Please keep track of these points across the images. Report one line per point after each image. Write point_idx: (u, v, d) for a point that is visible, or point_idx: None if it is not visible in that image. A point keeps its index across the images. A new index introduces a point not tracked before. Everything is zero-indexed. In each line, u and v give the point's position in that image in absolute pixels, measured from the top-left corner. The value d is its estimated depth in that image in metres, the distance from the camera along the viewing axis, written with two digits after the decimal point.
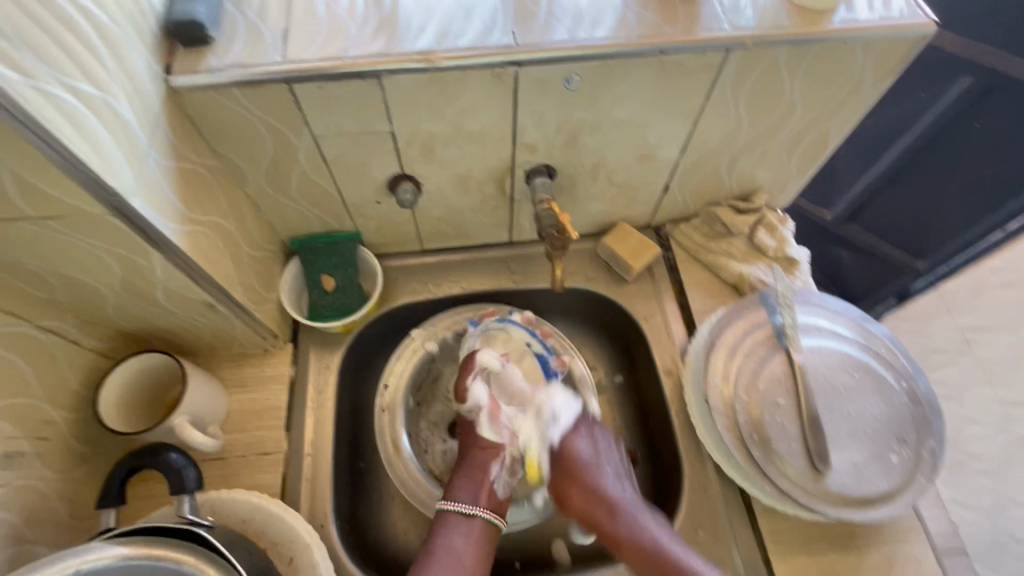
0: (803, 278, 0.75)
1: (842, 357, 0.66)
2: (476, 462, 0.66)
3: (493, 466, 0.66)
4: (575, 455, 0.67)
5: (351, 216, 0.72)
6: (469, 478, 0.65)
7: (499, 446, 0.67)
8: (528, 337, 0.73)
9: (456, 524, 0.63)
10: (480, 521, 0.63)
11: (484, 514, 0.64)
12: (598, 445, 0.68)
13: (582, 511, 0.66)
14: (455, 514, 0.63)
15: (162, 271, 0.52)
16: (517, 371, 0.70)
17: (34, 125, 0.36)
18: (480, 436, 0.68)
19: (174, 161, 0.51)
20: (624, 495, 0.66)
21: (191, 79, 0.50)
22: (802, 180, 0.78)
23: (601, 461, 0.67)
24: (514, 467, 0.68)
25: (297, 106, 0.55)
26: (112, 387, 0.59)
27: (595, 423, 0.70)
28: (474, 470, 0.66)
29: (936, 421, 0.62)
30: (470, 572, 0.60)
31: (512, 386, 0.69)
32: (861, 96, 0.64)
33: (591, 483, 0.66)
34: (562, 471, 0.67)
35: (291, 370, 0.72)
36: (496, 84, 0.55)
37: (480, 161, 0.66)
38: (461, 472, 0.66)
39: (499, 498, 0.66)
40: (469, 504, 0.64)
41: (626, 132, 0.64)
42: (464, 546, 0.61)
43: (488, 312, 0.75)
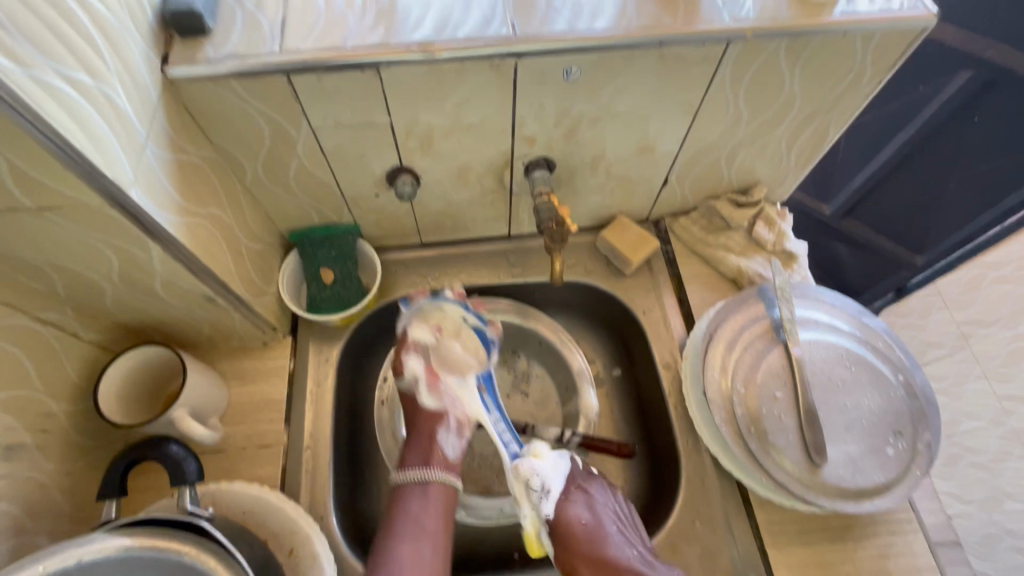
0: (801, 271, 0.76)
1: (839, 351, 0.66)
2: (424, 432, 0.67)
3: (439, 432, 0.67)
4: (571, 523, 0.62)
5: (350, 208, 0.72)
6: (418, 446, 0.67)
7: (442, 413, 0.68)
8: (464, 312, 0.72)
9: (412, 490, 0.63)
10: (435, 484, 0.64)
11: (440, 475, 0.64)
12: (593, 506, 0.64)
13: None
14: (409, 482, 0.64)
15: (160, 263, 0.52)
16: (454, 344, 0.71)
17: (30, 115, 0.36)
18: (423, 405, 0.69)
19: (171, 152, 0.51)
20: (637, 558, 0.60)
21: (188, 70, 0.50)
22: (801, 174, 0.78)
23: (599, 522, 0.62)
24: (460, 431, 0.69)
25: (296, 98, 0.54)
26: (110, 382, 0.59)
27: (587, 482, 0.66)
28: (423, 439, 0.67)
29: (933, 414, 0.63)
30: (434, 535, 0.60)
31: (449, 355, 0.70)
32: (860, 89, 0.63)
33: (596, 551, 0.60)
34: (563, 545, 0.62)
35: (290, 363, 0.73)
36: (495, 76, 0.55)
37: (479, 154, 0.65)
38: (410, 442, 0.67)
39: (452, 460, 0.67)
40: (423, 469, 0.64)
41: (626, 124, 0.64)
42: (423, 511, 0.62)
43: (419, 291, 0.73)
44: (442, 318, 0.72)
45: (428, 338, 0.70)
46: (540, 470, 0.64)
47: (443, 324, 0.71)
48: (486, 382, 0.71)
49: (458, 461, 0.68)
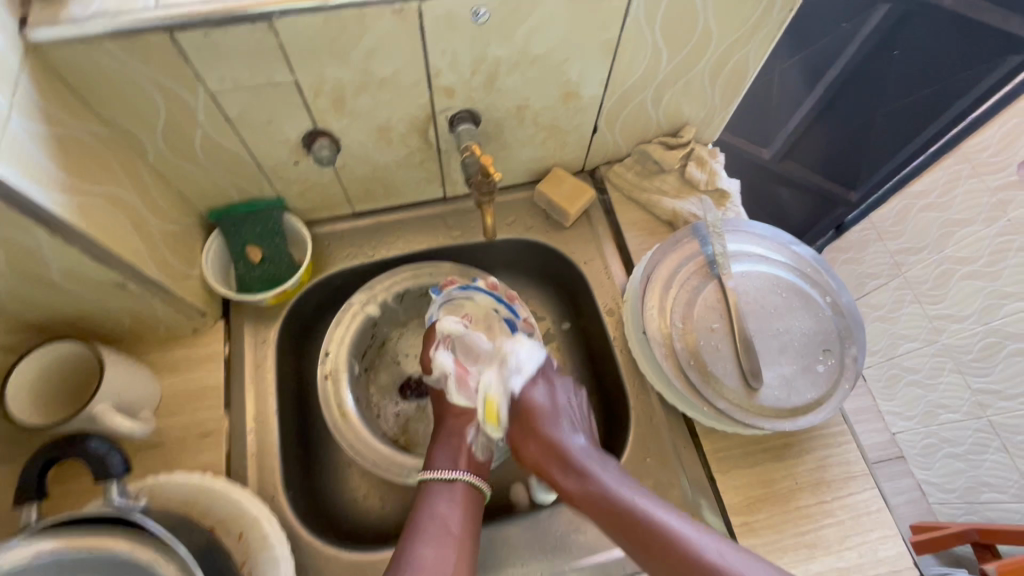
0: (734, 208, 0.77)
1: (771, 279, 0.68)
2: (452, 431, 0.66)
3: (468, 430, 0.66)
4: (533, 402, 0.65)
5: (270, 179, 0.68)
6: (446, 446, 0.65)
7: (473, 411, 0.67)
8: (494, 304, 0.74)
9: (439, 493, 0.61)
10: (463, 485, 0.62)
11: (465, 477, 0.62)
12: (560, 391, 0.67)
13: (546, 469, 0.62)
14: (437, 481, 0.61)
15: (53, 248, 0.48)
16: (482, 337, 0.71)
17: None
18: (452, 404, 0.68)
19: (44, 124, 0.46)
20: (584, 445, 0.62)
21: (53, 32, 0.45)
22: (727, 111, 0.78)
23: (559, 405, 0.65)
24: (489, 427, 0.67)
25: (185, 59, 0.50)
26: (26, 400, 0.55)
27: (553, 372, 0.69)
28: (451, 437, 0.66)
29: (858, 330, 0.66)
30: (458, 539, 0.57)
31: (476, 348, 0.70)
32: (774, 18, 0.64)
33: (547, 433, 0.63)
34: (521, 417, 0.65)
35: (225, 347, 0.69)
36: (400, 22, 0.52)
37: (398, 110, 0.63)
38: (440, 441, 0.66)
39: (479, 459, 0.65)
40: (453, 470, 0.63)
41: (546, 69, 0.63)
42: (450, 514, 0.59)
43: (449, 280, 0.76)
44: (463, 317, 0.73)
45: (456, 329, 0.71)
46: (517, 351, 0.67)
47: (473, 318, 0.73)
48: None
49: (487, 462, 0.67)
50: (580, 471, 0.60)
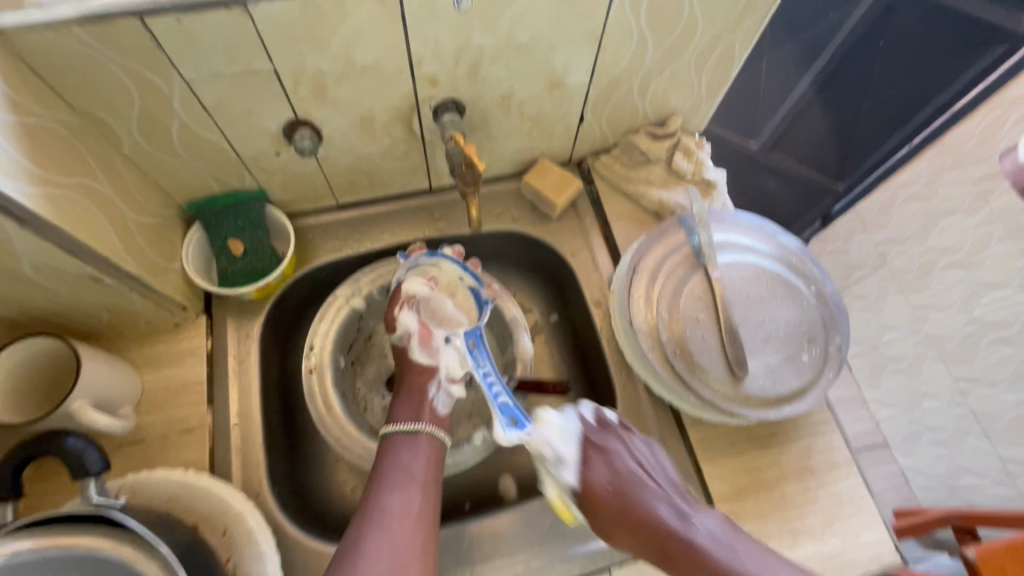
0: (721, 199, 0.77)
1: (756, 270, 0.68)
2: (414, 387, 0.67)
3: (429, 386, 0.66)
4: (603, 480, 0.59)
5: (251, 171, 0.67)
6: (408, 400, 0.65)
7: (434, 368, 0.67)
8: (460, 271, 0.71)
9: (400, 444, 0.62)
10: (425, 438, 0.63)
11: (428, 429, 0.64)
12: (625, 451, 0.61)
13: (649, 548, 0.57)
14: (399, 433, 0.63)
15: (23, 242, 0.47)
16: (448, 301, 0.70)
17: None
18: (414, 360, 0.68)
19: (11, 113, 0.45)
20: (678, 512, 0.58)
21: (19, 17, 0.44)
22: (714, 101, 0.78)
23: (630, 471, 0.59)
24: (451, 383, 0.67)
25: (158, 46, 0.49)
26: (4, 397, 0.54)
27: (607, 428, 0.62)
28: (412, 393, 0.66)
29: (842, 319, 0.66)
30: (422, 483, 0.59)
31: (440, 311, 0.69)
32: (760, 7, 0.64)
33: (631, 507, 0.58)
34: (597, 503, 0.59)
35: (207, 342, 0.68)
36: (381, 8, 0.51)
37: (381, 100, 0.62)
38: (401, 396, 0.66)
39: (442, 414, 0.66)
40: (416, 422, 0.64)
41: (531, 57, 0.62)
42: (413, 461, 0.61)
43: (417, 247, 0.73)
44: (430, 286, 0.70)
45: (422, 291, 0.69)
46: (551, 441, 0.60)
47: (439, 283, 0.71)
48: (476, 339, 0.69)
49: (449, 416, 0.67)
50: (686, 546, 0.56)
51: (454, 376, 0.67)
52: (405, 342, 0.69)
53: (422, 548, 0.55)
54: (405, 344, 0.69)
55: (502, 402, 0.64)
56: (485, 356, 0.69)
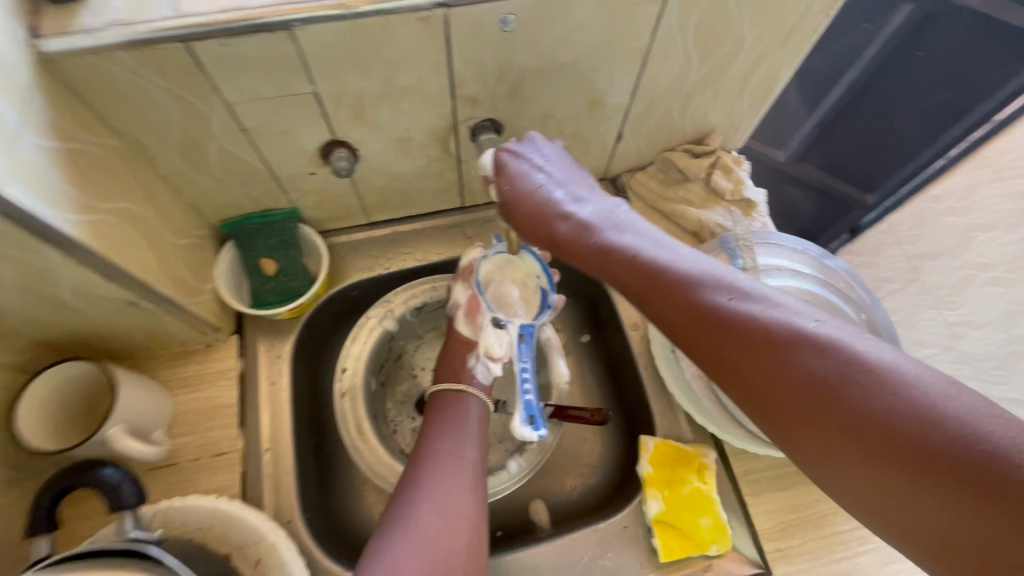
0: (761, 218, 0.75)
1: (803, 295, 0.65)
2: (455, 354, 0.69)
3: (469, 355, 0.68)
4: (621, 253, 0.48)
5: (285, 190, 0.66)
6: (448, 367, 0.69)
7: (473, 341, 0.69)
8: (538, 270, 0.67)
9: (450, 399, 0.65)
10: (472, 399, 0.65)
11: (472, 389, 0.66)
12: (592, 208, 0.53)
13: (712, 357, 0.40)
14: (444, 391, 0.66)
15: (64, 268, 0.46)
16: (515, 289, 0.69)
17: None
18: (457, 331, 0.70)
19: (56, 140, 0.44)
20: (744, 286, 0.41)
21: (65, 44, 0.43)
22: (755, 119, 0.76)
23: (661, 252, 0.46)
24: (491, 359, 0.67)
25: (202, 70, 0.48)
26: (45, 428, 0.54)
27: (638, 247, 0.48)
28: (454, 359, 0.69)
29: (894, 347, 0.63)
30: (468, 433, 0.62)
31: (503, 295, 0.69)
32: (810, 24, 0.61)
33: (673, 294, 0.43)
34: (635, 290, 0.46)
35: (239, 363, 0.67)
36: (425, 30, 0.50)
37: (420, 120, 0.60)
38: (443, 363, 0.70)
39: (483, 382, 0.67)
40: (457, 383, 0.66)
41: (574, 78, 0.60)
42: (461, 414, 0.64)
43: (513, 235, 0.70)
44: (502, 272, 0.69)
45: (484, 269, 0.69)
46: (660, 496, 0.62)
47: (509, 271, 0.69)
48: (529, 334, 0.66)
49: (489, 387, 0.68)
50: (755, 330, 0.38)
51: (492, 354, 0.67)
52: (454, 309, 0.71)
53: (475, 484, 0.58)
54: (454, 312, 0.71)
55: (527, 399, 0.63)
56: (529, 351, 0.66)
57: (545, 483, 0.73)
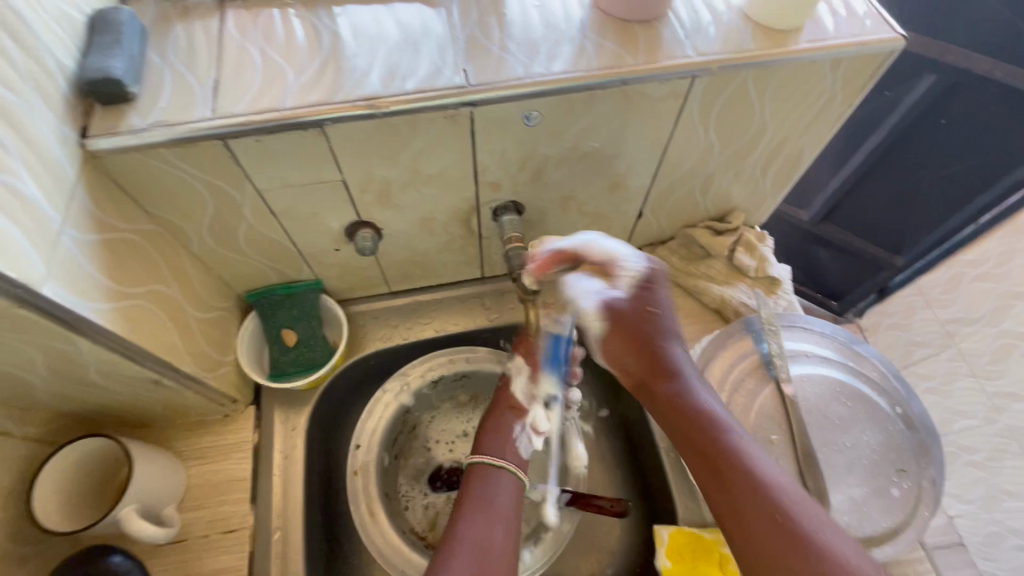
0: (786, 297, 0.73)
1: (832, 385, 0.63)
2: (501, 421, 0.65)
3: (515, 425, 0.65)
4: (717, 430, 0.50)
5: (310, 264, 0.67)
6: (491, 435, 0.64)
7: (525, 410, 0.66)
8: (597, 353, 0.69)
9: (488, 474, 0.59)
10: (510, 476, 0.60)
11: (511, 466, 0.61)
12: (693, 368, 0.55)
13: (765, 557, 0.43)
14: (484, 463, 0.60)
15: (90, 353, 0.47)
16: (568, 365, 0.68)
17: None
18: (511, 395, 0.67)
19: (95, 232, 0.46)
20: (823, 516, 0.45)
21: (111, 142, 0.45)
22: (778, 197, 0.76)
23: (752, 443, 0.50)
24: (535, 433, 0.65)
25: (237, 163, 0.50)
26: (60, 507, 0.54)
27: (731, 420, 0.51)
28: (499, 428, 0.64)
29: (935, 447, 0.60)
30: (506, 518, 0.55)
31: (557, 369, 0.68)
32: (833, 113, 0.62)
33: (757, 492, 0.46)
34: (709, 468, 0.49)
35: (254, 435, 0.67)
36: (451, 126, 0.51)
37: (443, 203, 0.62)
38: (487, 429, 0.65)
39: (523, 456, 0.63)
40: (499, 457, 0.61)
41: (595, 163, 0.61)
42: (497, 494, 0.58)
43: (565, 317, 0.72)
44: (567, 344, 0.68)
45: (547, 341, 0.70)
46: None
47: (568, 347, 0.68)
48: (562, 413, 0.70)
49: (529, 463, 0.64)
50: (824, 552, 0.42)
51: (537, 427, 0.66)
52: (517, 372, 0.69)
53: None
54: (514, 374, 0.69)
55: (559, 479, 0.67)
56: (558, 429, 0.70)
57: (561, 571, 0.70)
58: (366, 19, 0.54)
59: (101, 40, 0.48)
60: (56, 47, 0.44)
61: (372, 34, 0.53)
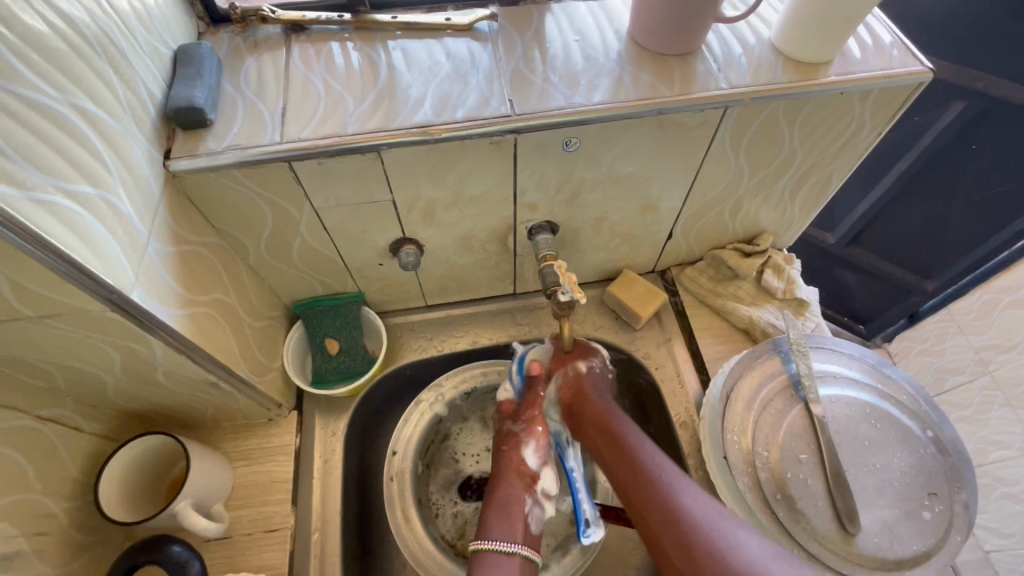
0: (813, 319, 0.74)
1: (861, 407, 0.64)
2: (508, 493, 0.61)
3: (526, 498, 0.61)
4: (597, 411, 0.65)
5: (354, 277, 0.71)
6: (502, 513, 0.59)
7: (535, 476, 0.64)
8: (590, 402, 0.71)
9: (496, 564, 0.54)
10: (518, 559, 0.55)
11: (524, 550, 0.56)
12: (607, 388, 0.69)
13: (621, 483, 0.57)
14: (490, 551, 0.55)
15: (161, 355, 0.51)
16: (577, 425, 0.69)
17: (44, 246, 0.35)
18: (519, 461, 0.64)
19: (171, 244, 0.50)
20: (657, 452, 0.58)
21: (189, 164, 0.50)
22: (805, 221, 0.77)
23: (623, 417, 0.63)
24: (547, 500, 0.63)
25: (299, 183, 0.54)
26: (122, 497, 0.58)
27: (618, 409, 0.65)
28: (509, 503, 0.60)
29: (966, 471, 0.60)
30: None
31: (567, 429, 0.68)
32: (862, 141, 0.63)
33: (615, 441, 0.60)
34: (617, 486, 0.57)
35: (297, 439, 0.71)
36: (495, 150, 0.55)
37: (482, 222, 0.65)
38: (496, 505, 0.60)
39: (535, 533, 0.59)
40: (510, 543, 0.56)
41: (629, 187, 0.64)
42: None
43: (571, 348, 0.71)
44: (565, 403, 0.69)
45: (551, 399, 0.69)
46: None
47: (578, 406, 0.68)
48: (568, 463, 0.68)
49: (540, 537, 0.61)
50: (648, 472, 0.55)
51: (548, 493, 0.64)
52: (528, 436, 0.66)
53: None
54: (526, 437, 0.66)
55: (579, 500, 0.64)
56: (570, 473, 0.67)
57: None
58: (419, 52, 0.58)
59: (185, 72, 0.53)
60: (147, 78, 0.49)
61: (424, 66, 0.57)
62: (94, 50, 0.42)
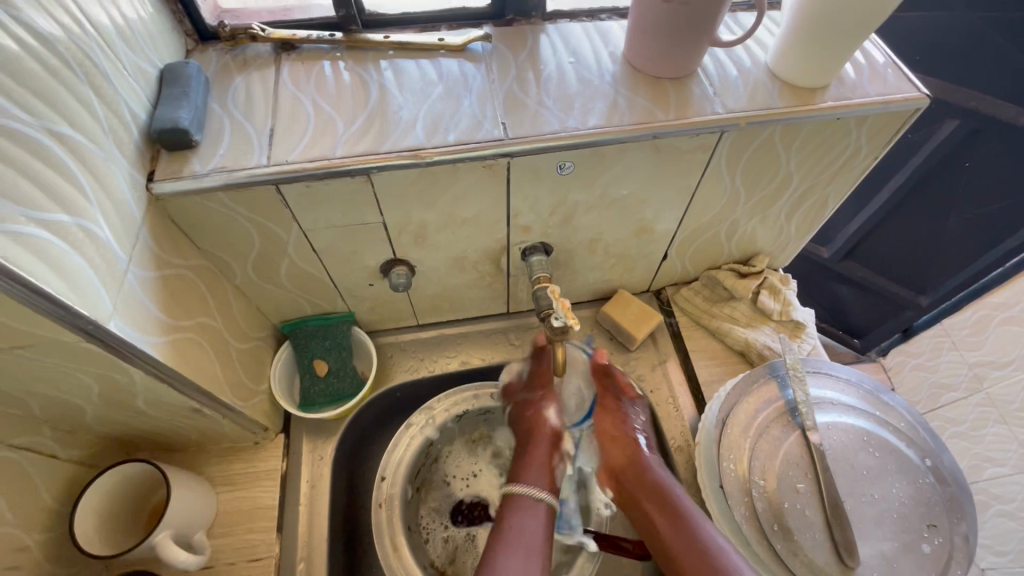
0: (809, 342, 0.74)
1: (859, 434, 0.63)
2: (536, 447, 0.67)
3: (552, 451, 0.67)
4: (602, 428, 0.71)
5: (344, 297, 0.70)
6: (532, 464, 0.64)
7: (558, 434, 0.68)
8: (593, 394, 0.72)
9: (530, 508, 0.60)
10: (547, 505, 0.61)
11: (549, 498, 0.61)
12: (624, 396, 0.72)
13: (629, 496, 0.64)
14: (524, 496, 0.61)
15: (140, 383, 0.49)
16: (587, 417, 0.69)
17: (14, 279, 0.34)
18: (543, 421, 0.69)
19: (153, 269, 0.49)
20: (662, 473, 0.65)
21: (173, 186, 0.49)
22: (801, 242, 0.77)
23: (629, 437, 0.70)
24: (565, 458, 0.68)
25: (286, 206, 0.53)
26: (98, 529, 0.55)
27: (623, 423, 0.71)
28: (537, 455, 0.66)
29: (965, 502, 0.59)
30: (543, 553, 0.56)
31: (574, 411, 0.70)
32: (858, 164, 0.63)
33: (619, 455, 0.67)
34: (639, 509, 0.63)
35: (283, 463, 0.69)
36: (488, 173, 0.54)
37: (475, 243, 0.64)
38: (526, 459, 0.66)
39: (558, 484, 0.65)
40: (538, 490, 0.62)
41: (624, 209, 0.63)
42: (535, 526, 0.58)
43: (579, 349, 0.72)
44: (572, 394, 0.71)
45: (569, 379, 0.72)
46: None
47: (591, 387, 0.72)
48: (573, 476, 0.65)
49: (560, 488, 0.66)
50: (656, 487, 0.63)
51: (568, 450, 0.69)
52: (546, 400, 0.70)
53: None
54: (544, 401, 0.70)
55: None
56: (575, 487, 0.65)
57: None
58: (412, 72, 0.57)
59: (170, 92, 0.52)
60: (130, 98, 0.48)
61: (417, 87, 0.56)
62: (73, 72, 0.41)
